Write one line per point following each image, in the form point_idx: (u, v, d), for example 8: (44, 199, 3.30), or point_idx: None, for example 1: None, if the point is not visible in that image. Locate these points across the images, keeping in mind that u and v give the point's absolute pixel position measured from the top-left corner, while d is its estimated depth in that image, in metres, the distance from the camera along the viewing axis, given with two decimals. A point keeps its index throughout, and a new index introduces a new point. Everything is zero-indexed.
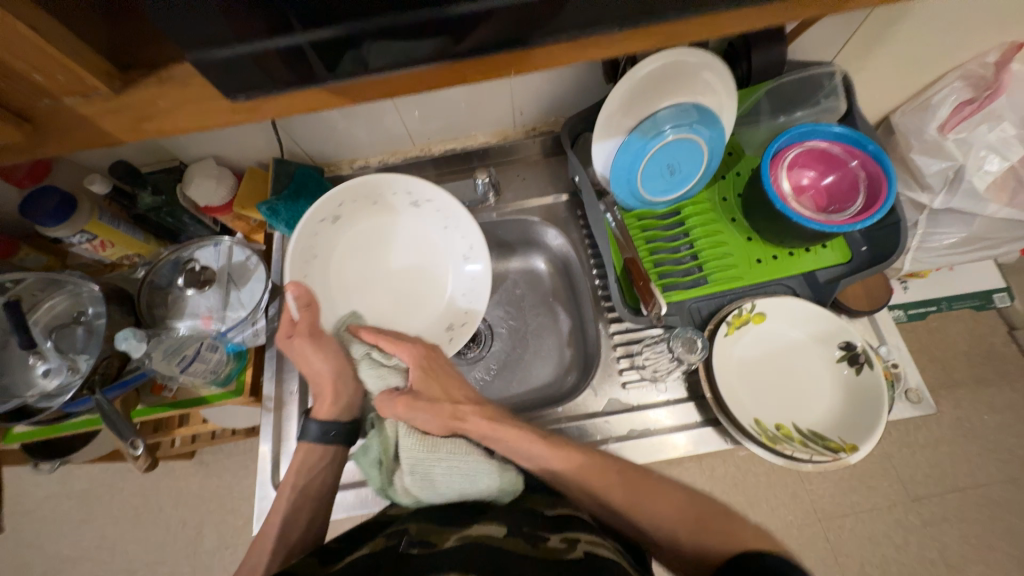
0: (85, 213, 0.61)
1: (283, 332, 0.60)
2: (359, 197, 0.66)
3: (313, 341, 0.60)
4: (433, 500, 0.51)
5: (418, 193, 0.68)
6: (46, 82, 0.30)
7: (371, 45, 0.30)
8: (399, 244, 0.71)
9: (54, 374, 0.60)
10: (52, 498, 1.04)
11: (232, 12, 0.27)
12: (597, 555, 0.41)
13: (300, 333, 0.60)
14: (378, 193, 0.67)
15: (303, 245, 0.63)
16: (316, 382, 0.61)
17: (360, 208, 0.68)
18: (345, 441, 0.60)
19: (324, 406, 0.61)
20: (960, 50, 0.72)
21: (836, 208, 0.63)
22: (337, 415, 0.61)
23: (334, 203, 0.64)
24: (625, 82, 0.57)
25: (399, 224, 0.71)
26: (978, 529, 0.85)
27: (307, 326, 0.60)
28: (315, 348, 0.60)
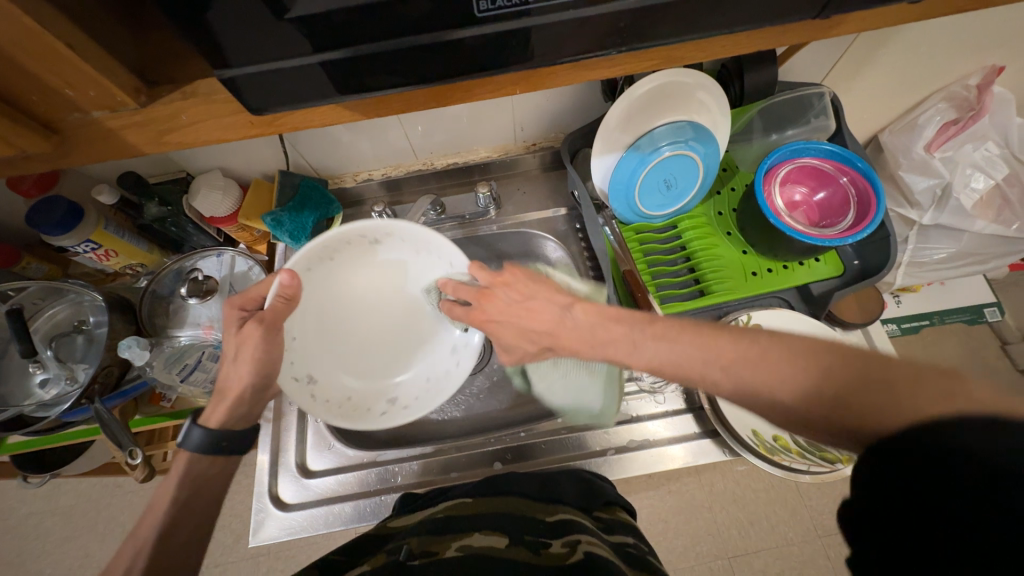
0: (92, 222, 0.62)
1: (237, 305, 0.52)
2: (410, 238, 0.59)
3: (267, 335, 0.51)
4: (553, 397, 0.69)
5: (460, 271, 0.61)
6: (77, 97, 0.31)
7: (385, 64, 0.31)
8: (410, 293, 0.65)
9: (52, 383, 0.60)
10: (36, 514, 1.02)
11: (247, 37, 0.28)
12: (598, 554, 0.41)
13: (255, 320, 0.51)
14: (431, 249, 0.60)
15: (328, 245, 0.55)
16: (228, 378, 0.51)
17: (403, 245, 0.61)
18: (236, 451, 0.51)
19: (220, 409, 0.51)
20: (943, 73, 0.75)
21: (827, 222, 0.65)
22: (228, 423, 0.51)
23: (383, 229, 0.57)
24: (625, 98, 0.58)
25: (421, 281, 0.65)
26: None
27: (272, 317, 0.51)
28: (267, 343, 0.51)
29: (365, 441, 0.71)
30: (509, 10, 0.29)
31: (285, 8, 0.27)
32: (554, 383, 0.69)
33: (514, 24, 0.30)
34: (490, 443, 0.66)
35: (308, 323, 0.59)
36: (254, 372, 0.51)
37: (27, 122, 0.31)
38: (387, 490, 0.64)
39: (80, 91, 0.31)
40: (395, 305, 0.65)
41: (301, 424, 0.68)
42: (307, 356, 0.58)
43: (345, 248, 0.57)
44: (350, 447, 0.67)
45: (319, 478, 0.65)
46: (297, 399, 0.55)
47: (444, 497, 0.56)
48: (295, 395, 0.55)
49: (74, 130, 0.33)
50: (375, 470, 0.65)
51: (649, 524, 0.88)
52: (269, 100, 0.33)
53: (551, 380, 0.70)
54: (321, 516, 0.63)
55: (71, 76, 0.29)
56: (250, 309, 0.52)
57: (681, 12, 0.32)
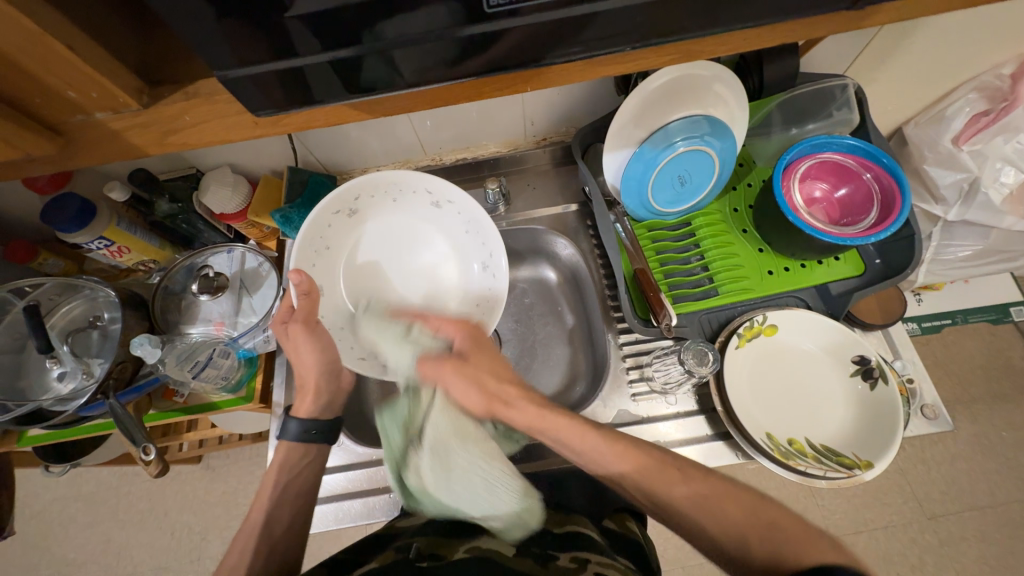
0: (104, 219, 0.63)
1: (279, 317, 0.58)
2: (377, 190, 0.64)
3: (308, 331, 0.58)
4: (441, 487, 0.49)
5: (438, 193, 0.65)
6: (79, 98, 0.31)
7: (390, 63, 0.31)
8: (414, 246, 0.67)
9: (68, 378, 0.61)
10: (60, 500, 1.05)
11: (250, 39, 0.27)
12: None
13: (296, 320, 0.58)
14: (399, 189, 0.65)
15: (314, 232, 0.61)
16: (302, 375, 0.59)
17: (380, 203, 0.66)
18: (325, 442, 0.59)
19: (307, 401, 0.59)
20: (974, 63, 0.71)
21: (848, 220, 0.63)
22: (318, 413, 0.59)
23: (352, 194, 0.62)
24: (639, 92, 0.57)
25: (417, 226, 0.67)
26: (997, 550, 0.83)
27: (305, 313, 0.57)
28: (313, 339, 0.58)
29: (374, 439, 0.71)
30: (518, 5, 0.28)
31: (285, 6, 0.26)
32: (458, 446, 0.50)
33: (522, 19, 0.29)
34: None
35: (344, 308, 0.64)
36: (318, 363, 0.59)
37: (31, 125, 0.31)
38: None
39: (81, 91, 0.30)
40: (411, 263, 0.67)
41: None
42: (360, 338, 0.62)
43: (331, 228, 0.63)
44: (359, 444, 0.67)
45: (328, 475, 0.65)
46: (370, 372, 0.59)
47: None
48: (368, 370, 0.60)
49: (78, 132, 0.33)
50: (385, 468, 0.65)
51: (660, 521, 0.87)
52: (275, 101, 0.32)
53: (456, 439, 0.50)
54: (331, 513, 0.63)
55: (71, 77, 0.29)
56: (289, 318, 0.59)
57: (696, 4, 0.30)
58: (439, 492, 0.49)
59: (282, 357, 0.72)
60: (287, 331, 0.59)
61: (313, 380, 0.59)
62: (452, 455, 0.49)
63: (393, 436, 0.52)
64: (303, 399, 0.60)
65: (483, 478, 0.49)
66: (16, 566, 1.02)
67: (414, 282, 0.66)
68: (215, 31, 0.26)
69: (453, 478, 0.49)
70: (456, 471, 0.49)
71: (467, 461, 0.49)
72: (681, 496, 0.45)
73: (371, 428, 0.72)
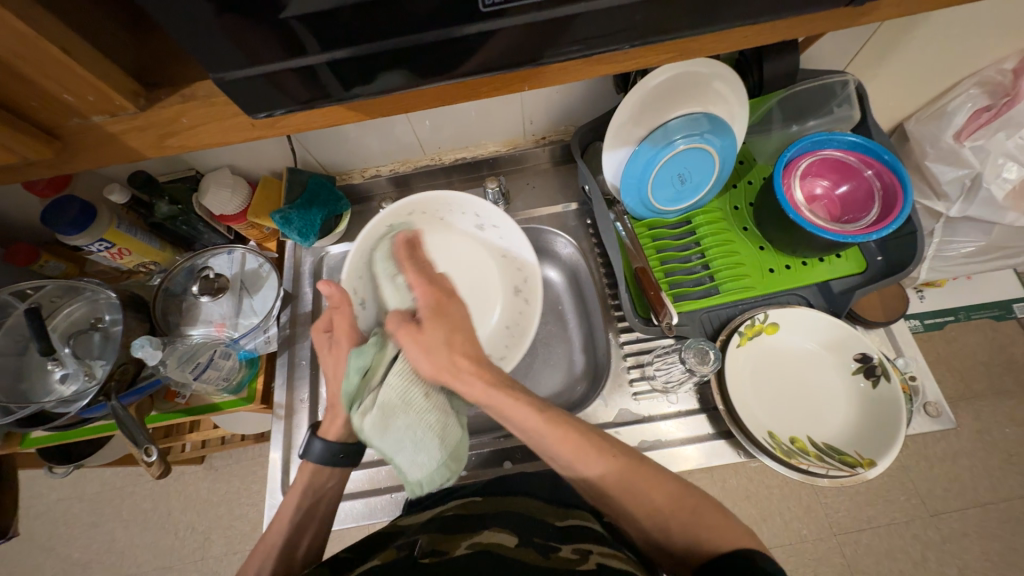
0: (105, 221, 0.63)
1: (320, 325, 0.59)
2: (427, 209, 0.66)
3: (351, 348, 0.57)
4: (379, 436, 0.49)
5: (486, 218, 0.67)
6: (76, 102, 0.31)
7: (386, 63, 0.30)
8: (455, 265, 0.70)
9: (71, 379, 0.61)
10: (64, 500, 1.06)
11: (245, 39, 0.27)
12: (609, 566, 0.40)
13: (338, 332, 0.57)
14: (448, 208, 0.66)
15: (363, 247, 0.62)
16: (334, 395, 0.57)
17: (426, 221, 0.67)
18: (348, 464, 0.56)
19: (335, 424, 0.56)
20: (975, 58, 0.70)
21: (849, 217, 0.63)
22: (347, 436, 0.56)
23: (404, 210, 0.64)
24: (639, 90, 0.56)
25: (460, 245, 0.70)
26: (1000, 546, 0.83)
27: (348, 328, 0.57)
28: (354, 357, 0.57)
29: None
30: (514, 4, 0.28)
31: (280, 7, 0.26)
32: (404, 406, 0.50)
33: (519, 18, 0.29)
34: (499, 443, 0.66)
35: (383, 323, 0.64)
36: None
37: (27, 128, 0.31)
38: (399, 487, 0.64)
39: (78, 95, 0.30)
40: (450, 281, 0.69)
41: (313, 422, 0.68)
42: None
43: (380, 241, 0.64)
44: None
45: None
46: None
47: (451, 497, 0.56)
48: None
49: (75, 135, 0.33)
50: (387, 468, 0.65)
51: None
52: (270, 104, 0.32)
53: (405, 403, 0.51)
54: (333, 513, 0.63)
55: (68, 80, 0.29)
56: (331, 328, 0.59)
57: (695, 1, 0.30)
58: (373, 442, 0.50)
59: (283, 358, 0.72)
60: (328, 342, 0.59)
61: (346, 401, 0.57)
62: (394, 413, 0.50)
63: (351, 377, 0.52)
64: (332, 419, 0.56)
65: (415, 441, 0.50)
66: (21, 566, 1.02)
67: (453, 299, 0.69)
68: (210, 32, 0.26)
69: (390, 436, 0.49)
70: (395, 431, 0.49)
71: (408, 421, 0.50)
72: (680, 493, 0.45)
73: None
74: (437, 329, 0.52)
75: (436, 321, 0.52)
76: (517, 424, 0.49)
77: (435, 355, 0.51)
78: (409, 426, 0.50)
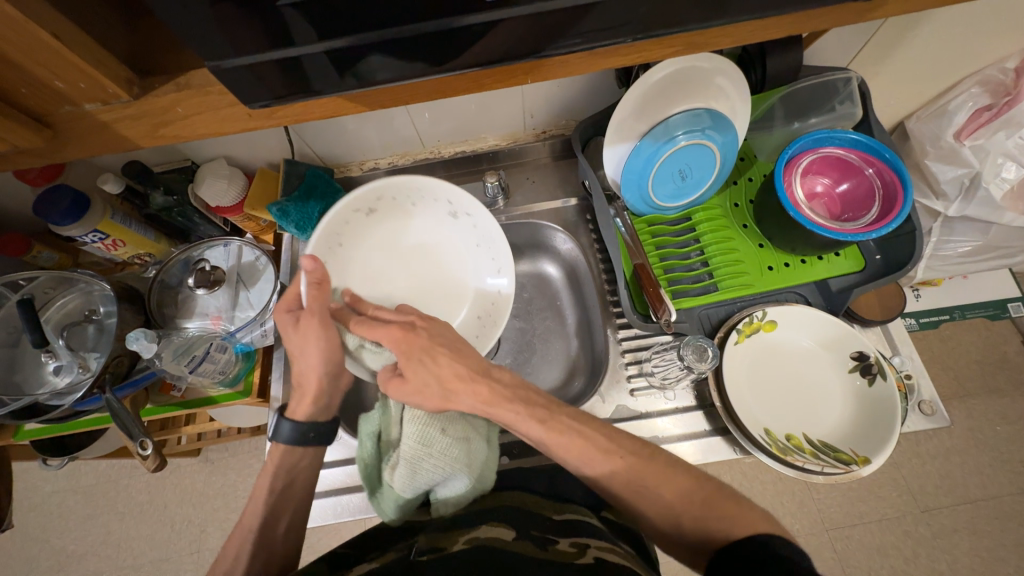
0: (98, 212, 0.62)
1: (285, 305, 0.55)
2: (398, 194, 0.64)
3: (322, 326, 0.55)
4: (412, 486, 0.51)
5: (459, 205, 0.66)
6: (67, 89, 0.30)
7: (385, 53, 0.30)
8: (424, 254, 0.69)
9: (65, 371, 0.60)
10: (59, 493, 1.05)
11: (240, 27, 0.27)
12: (607, 561, 0.40)
13: (308, 312, 0.54)
14: (421, 196, 0.65)
15: (331, 229, 0.61)
16: (303, 373, 0.55)
17: (398, 206, 0.66)
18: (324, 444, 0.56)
19: (303, 404, 0.56)
20: (977, 56, 0.70)
21: (849, 216, 0.63)
22: (316, 414, 0.56)
23: (374, 194, 0.62)
24: (640, 84, 0.56)
25: (435, 234, 0.69)
26: (989, 542, 0.84)
27: (319, 307, 0.55)
28: (324, 334, 0.54)
29: None
30: None
31: None
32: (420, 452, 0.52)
33: (520, 9, 0.28)
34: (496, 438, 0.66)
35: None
36: (324, 361, 0.55)
37: (18, 116, 0.31)
38: None
39: (69, 82, 0.30)
40: (424, 271, 0.69)
41: None
42: None
43: (348, 226, 0.62)
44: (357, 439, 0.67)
45: (327, 470, 0.65)
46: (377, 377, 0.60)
47: None
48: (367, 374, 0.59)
49: (67, 124, 0.33)
50: None
51: None
52: (269, 92, 0.31)
53: (425, 446, 0.52)
54: (330, 507, 0.63)
55: (59, 66, 0.29)
56: (297, 308, 0.56)
57: None
58: (408, 493, 0.52)
59: (280, 352, 0.72)
60: (295, 322, 0.55)
61: (317, 382, 0.55)
62: (417, 462, 0.51)
63: (365, 443, 0.55)
64: (301, 400, 0.56)
65: (443, 479, 0.52)
66: (17, 558, 1.02)
67: (422, 289, 0.68)
68: (205, 19, 0.26)
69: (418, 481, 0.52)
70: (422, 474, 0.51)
71: (432, 463, 0.51)
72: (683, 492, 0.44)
73: None
74: (420, 371, 0.52)
75: (413, 367, 0.52)
76: (523, 434, 0.50)
77: (429, 397, 0.52)
78: (435, 466, 0.51)
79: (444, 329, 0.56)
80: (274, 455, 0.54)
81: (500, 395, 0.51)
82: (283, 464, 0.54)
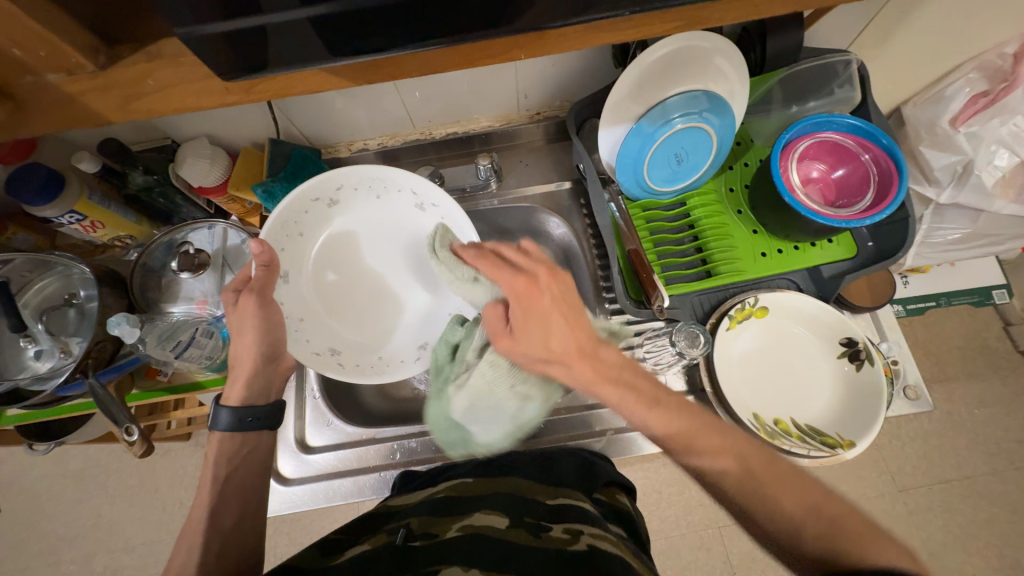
0: (75, 192, 0.59)
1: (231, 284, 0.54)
2: (360, 183, 0.64)
3: (261, 306, 0.54)
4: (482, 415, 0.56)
5: (424, 195, 0.64)
6: (25, 57, 0.29)
7: (365, 20, 0.29)
8: (381, 241, 0.67)
9: (46, 356, 0.59)
10: (48, 476, 1.05)
11: None
12: (600, 548, 0.40)
13: (246, 291, 0.54)
14: (383, 186, 0.64)
15: (289, 217, 0.61)
16: (237, 352, 0.54)
17: (361, 196, 0.65)
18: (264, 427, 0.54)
19: (235, 387, 0.54)
20: (977, 40, 0.69)
21: (844, 202, 0.63)
22: (251, 399, 0.54)
23: (331, 183, 0.62)
24: (637, 65, 0.54)
25: (399, 223, 0.67)
26: (962, 520, 0.88)
27: (260, 286, 0.54)
28: (261, 313, 0.54)
29: (364, 418, 0.71)
30: None
31: None
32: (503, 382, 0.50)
33: None
34: None
35: (306, 300, 0.63)
36: (257, 341, 0.54)
37: None
38: (387, 466, 0.64)
39: (28, 49, 0.29)
40: (388, 260, 0.67)
41: (297, 399, 0.67)
42: (319, 332, 0.62)
43: (306, 214, 0.62)
44: (348, 424, 0.66)
45: (319, 455, 0.65)
46: (323, 369, 0.60)
47: (443, 476, 0.56)
48: (320, 367, 0.60)
49: (30, 97, 0.32)
50: (375, 447, 0.65)
51: (644, 494, 0.90)
52: (250, 61, 0.30)
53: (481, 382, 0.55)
54: (321, 491, 0.63)
55: (18, 35, 0.28)
56: (243, 286, 0.55)
57: None
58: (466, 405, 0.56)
59: None
60: (236, 301, 0.54)
61: (250, 361, 0.54)
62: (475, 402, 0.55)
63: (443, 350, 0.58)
64: (234, 384, 0.54)
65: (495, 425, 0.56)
66: (8, 540, 1.02)
67: (375, 277, 0.67)
68: None
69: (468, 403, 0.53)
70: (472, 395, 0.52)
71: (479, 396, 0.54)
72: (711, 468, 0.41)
73: (362, 408, 0.72)
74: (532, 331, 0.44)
75: (526, 327, 0.44)
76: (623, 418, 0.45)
77: (533, 360, 0.45)
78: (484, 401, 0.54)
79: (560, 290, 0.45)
80: (212, 445, 0.52)
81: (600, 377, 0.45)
82: (224, 451, 0.52)
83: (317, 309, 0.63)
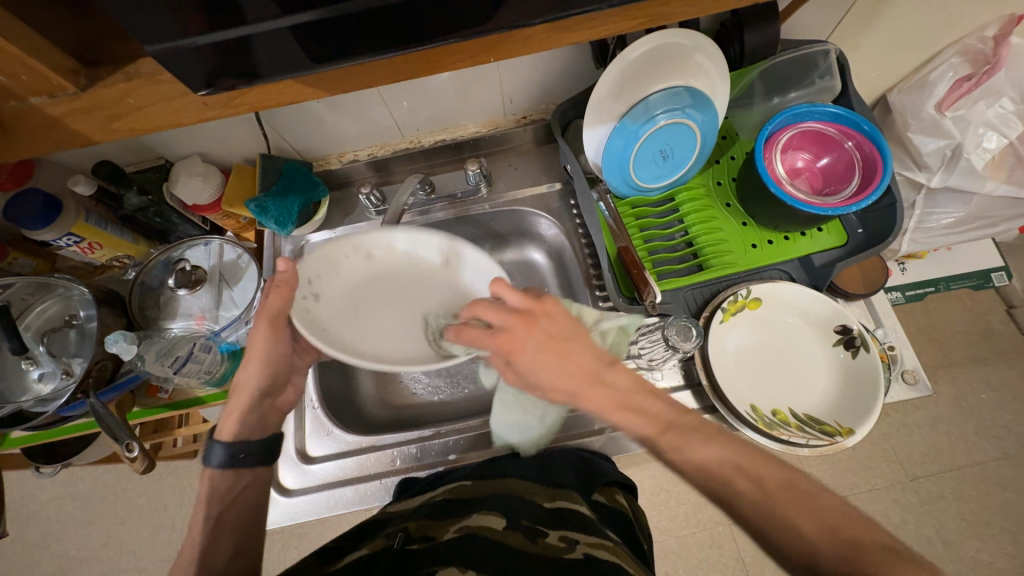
0: (72, 214, 0.61)
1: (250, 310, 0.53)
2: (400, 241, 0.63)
3: (272, 336, 0.53)
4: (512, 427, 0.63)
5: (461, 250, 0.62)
6: (9, 82, 0.31)
7: (336, 31, 0.30)
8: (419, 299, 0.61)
9: (49, 378, 0.60)
10: (57, 499, 1.05)
11: (178, 12, 0.26)
12: (595, 557, 0.40)
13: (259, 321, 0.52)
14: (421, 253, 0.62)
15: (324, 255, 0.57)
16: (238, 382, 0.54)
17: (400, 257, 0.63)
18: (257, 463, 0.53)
19: (230, 421, 0.53)
20: (957, 25, 0.70)
21: (830, 190, 0.63)
22: (246, 434, 0.54)
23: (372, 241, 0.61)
24: (618, 63, 0.55)
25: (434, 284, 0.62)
26: (975, 506, 0.86)
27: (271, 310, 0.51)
28: (270, 344, 0.53)
29: (364, 427, 0.71)
30: None
31: None
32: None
33: None
34: (489, 426, 0.66)
35: (329, 326, 0.54)
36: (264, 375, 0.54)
37: None
38: (388, 473, 0.65)
39: (11, 75, 0.30)
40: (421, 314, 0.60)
41: (297, 411, 0.68)
42: (341, 346, 0.52)
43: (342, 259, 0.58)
44: (349, 433, 0.67)
45: (319, 464, 0.65)
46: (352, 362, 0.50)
47: (442, 481, 0.56)
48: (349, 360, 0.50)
49: (14, 118, 0.33)
50: (376, 455, 0.65)
51: (651, 493, 0.90)
52: (224, 73, 0.31)
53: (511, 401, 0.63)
54: (322, 500, 0.63)
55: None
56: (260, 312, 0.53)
57: None
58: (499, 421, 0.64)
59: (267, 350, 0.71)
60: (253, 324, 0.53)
61: (246, 393, 0.53)
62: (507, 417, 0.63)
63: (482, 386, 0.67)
64: (229, 417, 0.53)
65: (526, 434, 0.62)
66: (19, 564, 1.02)
67: (403, 327, 0.58)
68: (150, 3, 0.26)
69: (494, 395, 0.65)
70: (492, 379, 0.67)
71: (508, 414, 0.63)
72: (707, 459, 0.41)
73: (362, 416, 0.72)
74: (530, 369, 0.47)
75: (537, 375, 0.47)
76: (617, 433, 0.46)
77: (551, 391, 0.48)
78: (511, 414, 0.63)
79: (550, 326, 0.47)
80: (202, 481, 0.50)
81: (610, 400, 0.46)
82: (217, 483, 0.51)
83: (341, 338, 0.54)
